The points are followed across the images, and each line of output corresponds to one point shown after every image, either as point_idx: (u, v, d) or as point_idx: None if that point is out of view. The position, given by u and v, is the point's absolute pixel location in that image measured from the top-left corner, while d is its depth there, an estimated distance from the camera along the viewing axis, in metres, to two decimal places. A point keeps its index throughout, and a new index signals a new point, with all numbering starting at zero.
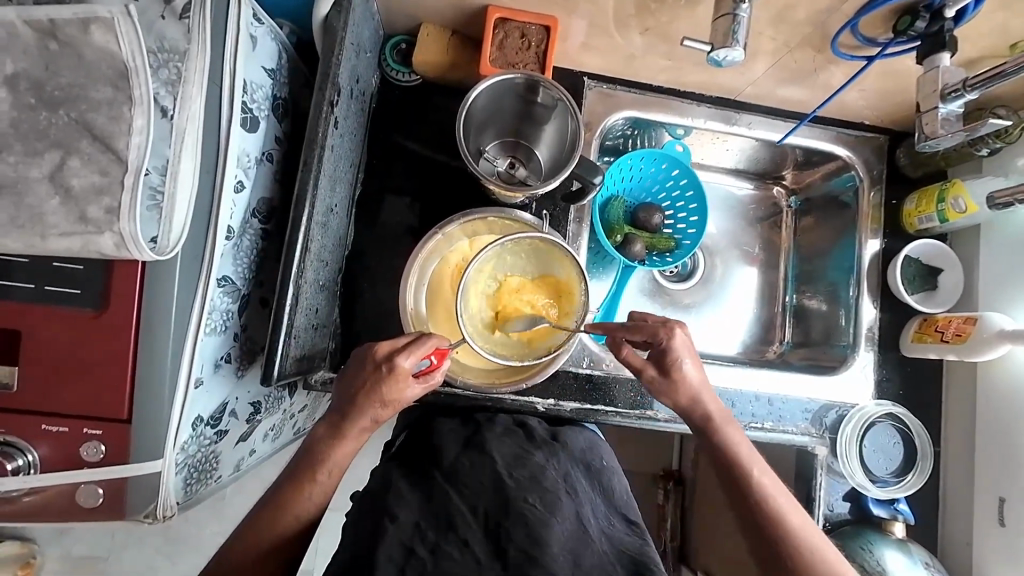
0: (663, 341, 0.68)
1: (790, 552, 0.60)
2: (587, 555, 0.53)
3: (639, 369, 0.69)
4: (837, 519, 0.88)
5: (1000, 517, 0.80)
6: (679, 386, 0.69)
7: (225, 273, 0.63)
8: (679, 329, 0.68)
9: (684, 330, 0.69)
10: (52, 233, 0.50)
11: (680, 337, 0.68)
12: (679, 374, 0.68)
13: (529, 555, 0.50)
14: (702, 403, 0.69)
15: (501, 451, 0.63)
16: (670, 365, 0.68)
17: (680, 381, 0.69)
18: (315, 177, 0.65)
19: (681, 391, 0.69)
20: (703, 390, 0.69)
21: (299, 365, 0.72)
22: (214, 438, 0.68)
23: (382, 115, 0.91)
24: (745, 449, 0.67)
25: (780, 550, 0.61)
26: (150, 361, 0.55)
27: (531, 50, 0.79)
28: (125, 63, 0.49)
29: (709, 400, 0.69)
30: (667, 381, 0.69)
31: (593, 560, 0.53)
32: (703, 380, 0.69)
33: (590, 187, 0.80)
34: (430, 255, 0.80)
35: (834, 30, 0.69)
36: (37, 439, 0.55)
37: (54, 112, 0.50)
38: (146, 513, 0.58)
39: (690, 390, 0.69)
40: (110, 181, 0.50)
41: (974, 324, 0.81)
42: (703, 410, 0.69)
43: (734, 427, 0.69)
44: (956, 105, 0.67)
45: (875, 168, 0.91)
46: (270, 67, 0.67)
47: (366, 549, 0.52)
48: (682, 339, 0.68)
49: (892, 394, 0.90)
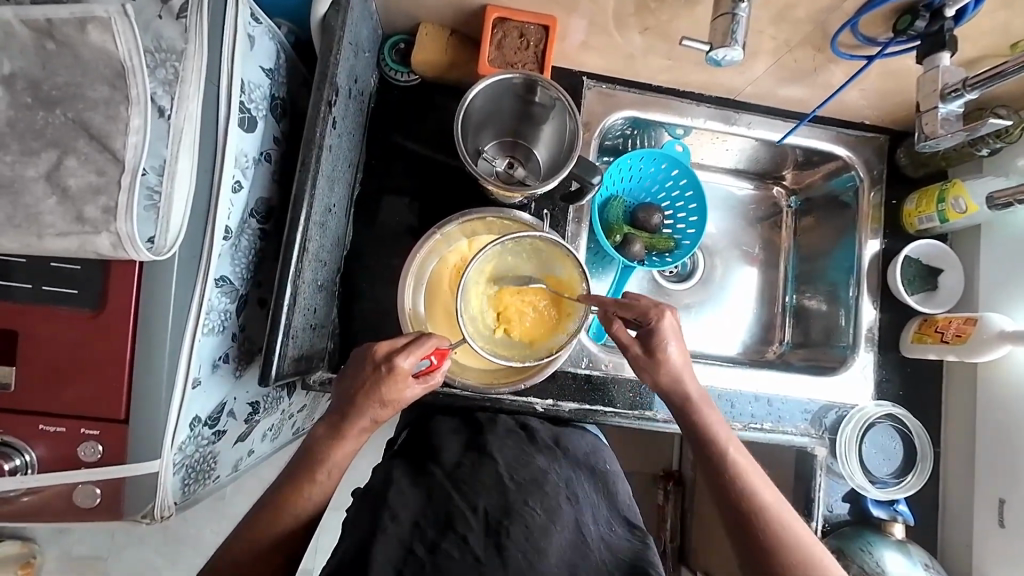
0: (651, 321, 0.69)
1: (767, 533, 0.59)
2: (585, 565, 0.53)
3: (625, 346, 0.70)
4: (836, 520, 0.87)
5: (1000, 518, 0.80)
6: (663, 366, 0.69)
7: (223, 273, 0.63)
8: (668, 312, 0.69)
9: (673, 314, 0.70)
10: (49, 233, 0.50)
11: (668, 320, 0.69)
12: (663, 355, 0.69)
13: (528, 561, 0.51)
14: (684, 386, 0.69)
15: (503, 453, 0.63)
16: (655, 345, 0.69)
17: (665, 363, 0.69)
18: (313, 177, 0.65)
19: (666, 373, 0.69)
20: (687, 374, 0.70)
21: (297, 365, 0.72)
22: (212, 438, 0.68)
23: (381, 115, 0.91)
24: (722, 431, 0.67)
25: (757, 532, 0.59)
26: (147, 361, 0.55)
27: (530, 50, 0.79)
28: (122, 63, 0.49)
29: (692, 385, 0.69)
30: (652, 362, 0.69)
31: (590, 570, 0.53)
32: (687, 365, 0.70)
33: (589, 186, 0.79)
34: (430, 255, 0.80)
35: (834, 29, 0.69)
36: (34, 439, 0.55)
37: (51, 112, 0.49)
38: (144, 513, 0.58)
39: (673, 372, 0.69)
40: (107, 181, 0.49)
41: (974, 324, 0.80)
42: (684, 393, 0.69)
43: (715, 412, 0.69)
44: (956, 105, 0.67)
45: (876, 168, 0.91)
46: (268, 67, 0.67)
47: (364, 547, 0.51)
48: (670, 321, 0.69)
49: (892, 395, 0.90)
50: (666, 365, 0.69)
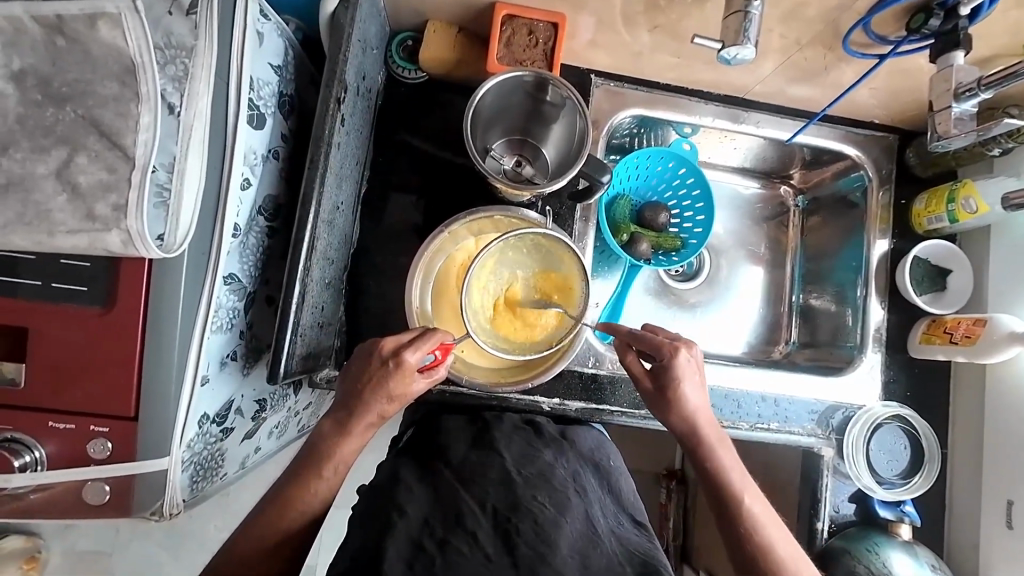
0: (668, 362, 0.67)
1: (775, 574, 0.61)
2: (597, 555, 0.52)
3: (637, 376, 0.70)
4: (842, 521, 0.87)
5: (1008, 520, 0.80)
6: (676, 409, 0.67)
7: (232, 271, 0.63)
8: (684, 351, 0.67)
9: (689, 353, 0.67)
10: (60, 231, 0.49)
11: (685, 359, 0.67)
12: (678, 394, 0.67)
13: (539, 554, 0.50)
14: (697, 428, 0.67)
15: (511, 449, 0.64)
16: (669, 383, 0.67)
17: (681, 406, 0.67)
18: (322, 175, 0.65)
19: (680, 415, 0.67)
20: (702, 414, 0.68)
21: (305, 363, 0.72)
22: (219, 436, 0.68)
23: (388, 112, 0.90)
24: (731, 464, 0.67)
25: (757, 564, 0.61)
26: (156, 358, 0.55)
27: (538, 47, 0.79)
28: (132, 59, 0.48)
29: (705, 424, 0.68)
30: (668, 405, 0.68)
31: (602, 560, 0.52)
32: (703, 404, 0.68)
33: (597, 185, 0.79)
34: (437, 253, 0.80)
35: (845, 28, 0.68)
36: (44, 436, 0.55)
37: (61, 108, 0.49)
38: (152, 510, 0.58)
39: (686, 413, 0.68)
40: (117, 178, 0.49)
41: (983, 325, 0.80)
42: (696, 434, 0.67)
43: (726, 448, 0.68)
44: (970, 104, 0.67)
45: (884, 168, 0.91)
46: (277, 64, 0.67)
47: (374, 545, 0.50)
48: (687, 361, 0.67)
49: (899, 395, 0.89)
50: (681, 407, 0.67)
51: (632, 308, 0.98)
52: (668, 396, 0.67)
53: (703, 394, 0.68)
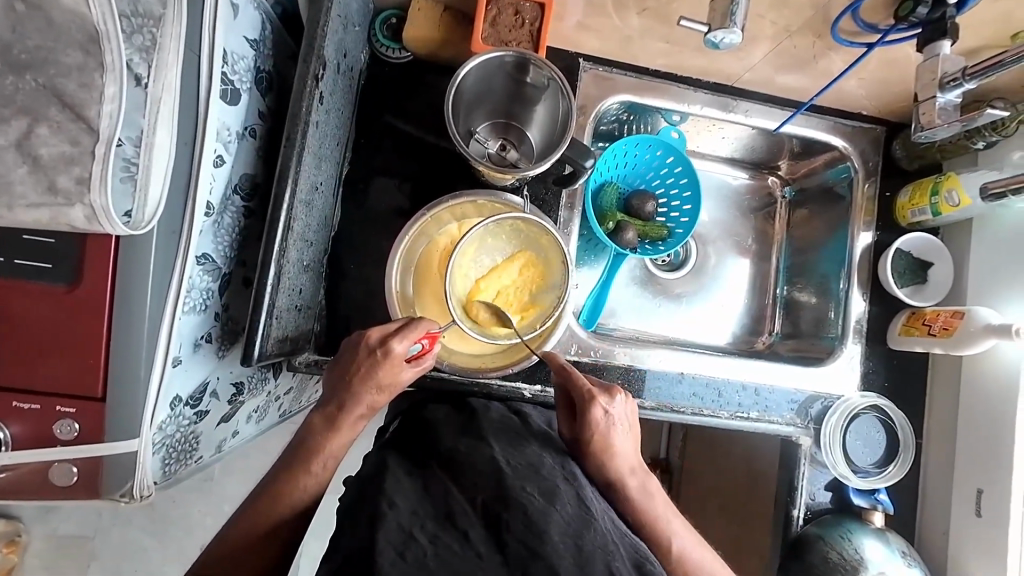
0: (582, 415, 0.66)
1: None
2: (591, 535, 0.50)
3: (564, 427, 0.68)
4: (817, 508, 0.89)
5: (977, 507, 0.81)
6: (597, 461, 0.64)
7: (205, 251, 0.62)
8: (598, 402, 0.66)
9: (604, 403, 0.66)
10: (21, 204, 0.48)
11: (601, 410, 0.66)
12: (601, 446, 0.64)
13: (529, 549, 0.48)
14: (621, 482, 0.63)
15: (499, 439, 0.63)
16: (590, 434, 0.65)
17: (600, 461, 0.64)
18: (299, 153, 0.64)
19: (598, 469, 0.64)
20: (623, 467, 0.64)
21: (282, 346, 0.71)
22: (194, 419, 0.67)
23: (371, 92, 0.88)
24: (663, 504, 0.64)
25: None
26: (126, 337, 0.53)
27: (525, 28, 0.77)
28: (95, 27, 0.45)
29: (628, 476, 0.64)
30: (584, 459, 0.65)
31: (596, 540, 0.50)
32: (625, 456, 0.65)
33: (582, 170, 0.78)
34: (419, 237, 0.78)
35: (835, 15, 0.68)
36: (8, 416, 0.53)
37: (20, 76, 0.46)
38: (122, 493, 0.57)
39: (611, 466, 0.64)
40: (80, 151, 0.47)
41: (961, 318, 0.81)
42: (620, 487, 0.63)
43: (657, 481, 0.66)
44: (954, 94, 0.66)
45: (871, 160, 0.91)
46: (252, 37, 0.65)
47: (366, 542, 0.49)
48: (604, 412, 0.66)
49: (878, 386, 0.91)
50: (597, 462, 0.64)
51: (617, 298, 0.98)
52: (585, 450, 0.65)
53: (625, 446, 0.65)
